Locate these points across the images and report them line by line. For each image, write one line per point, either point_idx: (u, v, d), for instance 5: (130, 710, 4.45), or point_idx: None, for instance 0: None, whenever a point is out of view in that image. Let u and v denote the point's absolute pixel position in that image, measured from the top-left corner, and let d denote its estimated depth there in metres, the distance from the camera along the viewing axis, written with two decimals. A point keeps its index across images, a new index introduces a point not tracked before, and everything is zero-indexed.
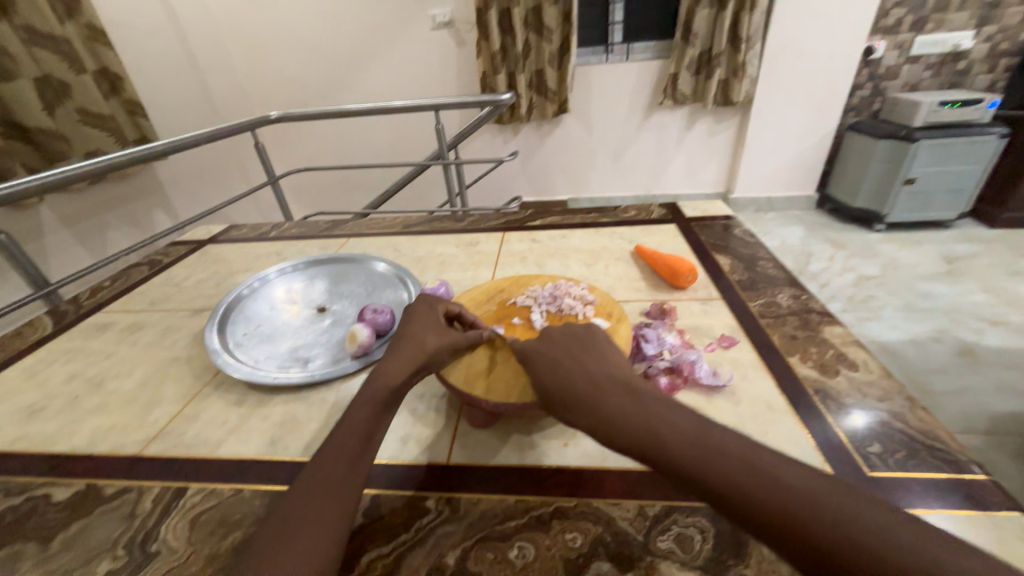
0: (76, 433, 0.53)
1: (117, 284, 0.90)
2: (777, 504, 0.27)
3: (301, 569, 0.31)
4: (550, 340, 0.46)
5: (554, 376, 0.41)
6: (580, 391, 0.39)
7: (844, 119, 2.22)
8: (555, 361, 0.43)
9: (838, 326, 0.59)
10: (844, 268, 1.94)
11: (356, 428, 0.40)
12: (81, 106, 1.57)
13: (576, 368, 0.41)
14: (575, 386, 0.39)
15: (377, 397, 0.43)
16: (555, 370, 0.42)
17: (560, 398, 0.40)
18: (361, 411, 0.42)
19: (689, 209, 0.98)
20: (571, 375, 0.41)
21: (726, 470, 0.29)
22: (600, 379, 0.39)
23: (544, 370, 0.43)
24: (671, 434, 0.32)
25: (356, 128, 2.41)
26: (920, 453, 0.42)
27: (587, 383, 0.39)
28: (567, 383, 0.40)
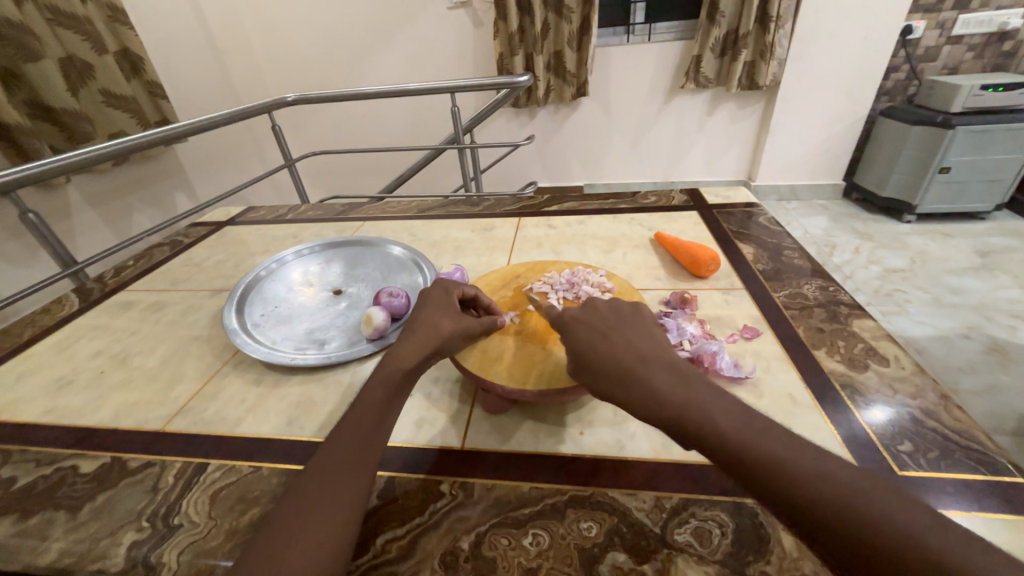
0: (102, 407, 0.55)
1: (140, 264, 0.91)
2: (827, 501, 0.28)
3: (334, 545, 0.32)
4: (590, 311, 0.45)
5: (596, 347, 0.41)
6: (623, 366, 0.38)
7: (876, 104, 2.12)
8: (597, 331, 0.42)
9: (867, 319, 0.56)
10: (870, 260, 1.87)
11: (370, 410, 0.40)
12: (104, 88, 1.59)
13: (621, 341, 0.40)
14: (618, 360, 0.39)
15: (389, 380, 0.43)
16: (596, 342, 0.41)
17: (600, 370, 0.39)
18: (375, 392, 0.42)
19: (711, 195, 0.95)
20: (614, 348, 0.40)
21: (776, 462, 0.30)
22: (645, 355, 0.39)
23: (584, 340, 0.42)
24: (721, 419, 0.33)
25: (372, 110, 2.40)
26: (953, 453, 0.40)
27: (632, 358, 0.39)
28: (609, 356, 0.39)
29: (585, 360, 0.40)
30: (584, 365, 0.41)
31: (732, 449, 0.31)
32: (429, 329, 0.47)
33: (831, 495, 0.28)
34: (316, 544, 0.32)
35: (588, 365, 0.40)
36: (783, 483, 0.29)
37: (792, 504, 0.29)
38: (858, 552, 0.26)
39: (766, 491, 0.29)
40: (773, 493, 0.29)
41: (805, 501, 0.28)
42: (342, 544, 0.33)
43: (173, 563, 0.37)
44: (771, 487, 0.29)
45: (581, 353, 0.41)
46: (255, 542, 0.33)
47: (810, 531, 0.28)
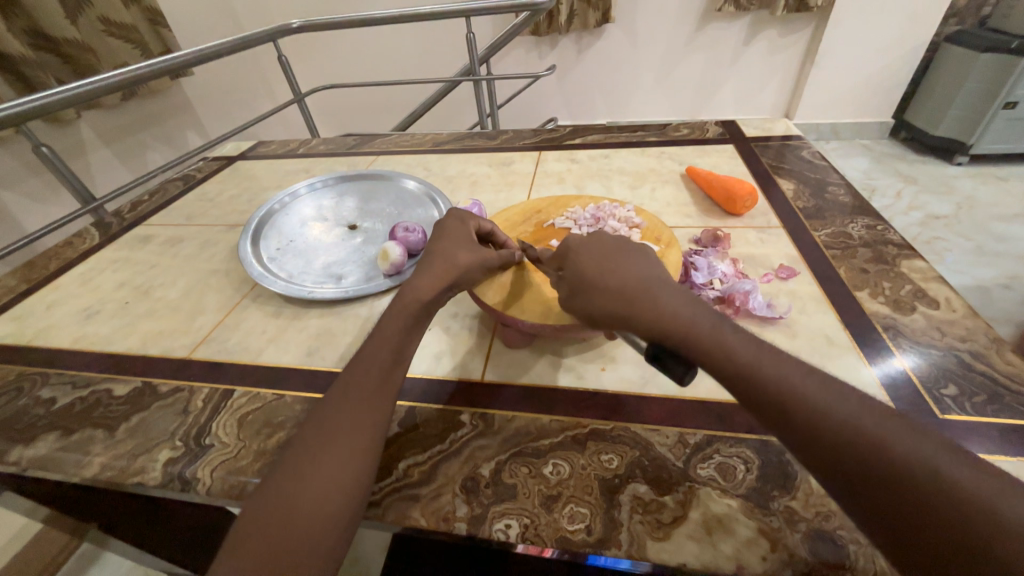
0: (130, 335, 0.56)
1: (155, 198, 0.90)
2: (837, 422, 0.26)
3: (348, 466, 0.33)
4: (594, 239, 0.42)
5: (597, 271, 0.38)
6: (628, 286, 0.36)
7: (942, 28, 1.88)
8: (602, 257, 0.39)
9: (917, 259, 0.52)
10: (911, 206, 1.75)
11: (389, 340, 0.40)
12: (103, 15, 1.50)
13: (625, 266, 0.38)
14: (622, 281, 0.36)
15: (408, 311, 0.41)
16: (599, 266, 0.38)
17: (600, 291, 0.36)
18: (393, 323, 0.41)
19: (749, 128, 0.87)
20: (618, 272, 0.37)
21: (785, 384, 0.28)
22: (650, 279, 0.36)
23: (586, 264, 0.39)
24: (729, 341, 0.31)
25: (381, 40, 2.25)
26: (1002, 398, 0.38)
27: (639, 280, 0.36)
28: (613, 278, 0.37)
29: (585, 282, 0.38)
30: (582, 287, 0.38)
31: (739, 369, 0.29)
32: (447, 261, 0.45)
33: (843, 418, 0.26)
34: (342, 462, 0.33)
35: (587, 286, 0.37)
36: (791, 407, 0.27)
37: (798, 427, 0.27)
38: (862, 472, 0.25)
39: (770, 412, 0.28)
40: (779, 415, 0.28)
41: (814, 422, 0.27)
42: (366, 462, 0.34)
43: (207, 479, 0.39)
44: (777, 409, 0.28)
45: (581, 276, 0.38)
46: (283, 460, 0.33)
47: (811, 454, 0.27)
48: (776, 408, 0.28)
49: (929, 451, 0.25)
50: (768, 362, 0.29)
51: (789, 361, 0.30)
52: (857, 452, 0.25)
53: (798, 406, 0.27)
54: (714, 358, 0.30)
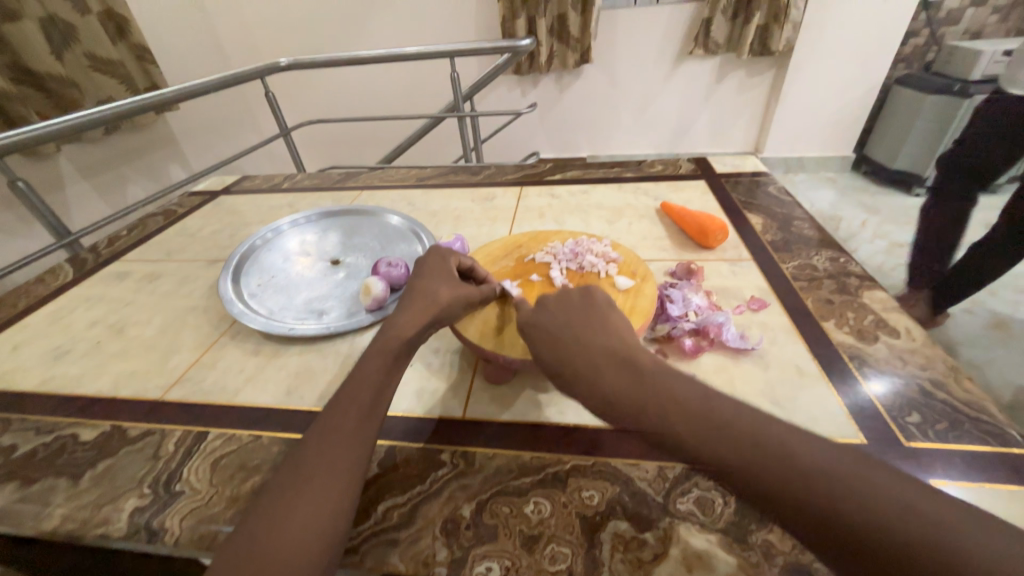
0: (100, 376, 0.54)
1: (134, 233, 0.90)
2: (756, 472, 0.27)
3: (313, 519, 0.31)
4: (543, 308, 0.43)
5: (544, 337, 0.41)
6: (568, 356, 0.38)
7: (892, 71, 2.04)
8: (547, 322, 0.42)
9: (878, 290, 0.55)
10: (876, 235, 1.84)
11: (369, 379, 0.40)
12: (90, 51, 1.53)
13: (567, 328, 0.40)
14: (563, 348, 0.39)
15: (387, 350, 0.42)
16: (547, 330, 0.41)
17: (547, 360, 0.39)
18: (373, 362, 0.41)
19: (719, 164, 0.92)
20: (567, 346, 0.39)
21: (725, 442, 0.29)
22: (589, 341, 0.38)
23: (535, 330, 0.42)
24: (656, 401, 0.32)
25: (369, 77, 2.32)
26: (962, 425, 0.39)
27: (576, 344, 0.39)
28: (556, 343, 0.39)
29: (540, 363, 0.39)
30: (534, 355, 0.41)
31: (665, 428, 0.31)
32: (428, 299, 0.46)
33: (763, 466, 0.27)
34: (319, 506, 0.32)
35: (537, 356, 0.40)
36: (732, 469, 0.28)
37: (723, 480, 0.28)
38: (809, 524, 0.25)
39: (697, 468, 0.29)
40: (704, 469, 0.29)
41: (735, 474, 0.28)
42: (343, 505, 0.33)
43: (176, 529, 0.37)
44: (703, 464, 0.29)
45: (535, 356, 0.40)
46: (258, 504, 0.33)
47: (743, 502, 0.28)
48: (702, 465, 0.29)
49: (860, 490, 0.25)
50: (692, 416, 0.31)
51: (715, 411, 0.31)
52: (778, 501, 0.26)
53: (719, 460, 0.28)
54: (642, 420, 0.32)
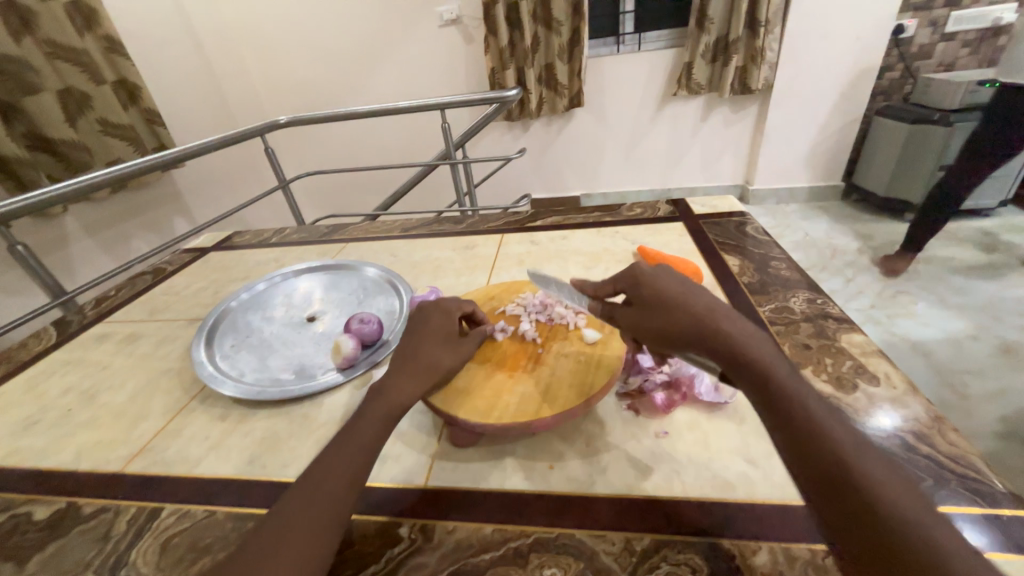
0: (64, 447, 0.53)
1: (122, 293, 0.91)
2: (868, 476, 0.29)
3: None
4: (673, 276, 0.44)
5: (676, 294, 0.40)
6: (698, 317, 0.38)
7: (872, 104, 2.09)
8: (680, 285, 0.41)
9: (857, 333, 0.54)
10: (872, 262, 1.83)
11: (355, 444, 0.39)
12: (102, 117, 1.61)
13: (705, 295, 0.40)
14: (696, 309, 0.38)
15: (381, 414, 0.41)
16: (681, 290, 0.40)
17: (665, 316, 0.39)
18: (366, 425, 0.40)
19: (698, 205, 0.93)
20: (706, 300, 0.39)
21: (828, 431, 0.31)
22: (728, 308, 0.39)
23: (664, 288, 0.41)
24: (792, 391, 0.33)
25: (367, 129, 2.43)
26: (948, 482, 0.37)
27: (712, 310, 0.38)
28: (691, 301, 0.39)
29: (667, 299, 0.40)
30: (649, 306, 0.40)
31: (785, 397, 0.33)
32: (430, 363, 0.45)
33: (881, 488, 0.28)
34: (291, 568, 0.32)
35: (650, 309, 0.40)
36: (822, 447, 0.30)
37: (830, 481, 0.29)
38: (863, 514, 0.28)
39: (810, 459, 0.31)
40: (817, 465, 0.30)
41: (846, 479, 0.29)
42: (307, 573, 0.32)
43: None
44: (818, 457, 0.30)
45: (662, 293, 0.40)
46: (237, 555, 0.32)
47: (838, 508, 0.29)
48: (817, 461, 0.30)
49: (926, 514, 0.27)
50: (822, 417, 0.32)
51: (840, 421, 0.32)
52: (875, 500, 0.28)
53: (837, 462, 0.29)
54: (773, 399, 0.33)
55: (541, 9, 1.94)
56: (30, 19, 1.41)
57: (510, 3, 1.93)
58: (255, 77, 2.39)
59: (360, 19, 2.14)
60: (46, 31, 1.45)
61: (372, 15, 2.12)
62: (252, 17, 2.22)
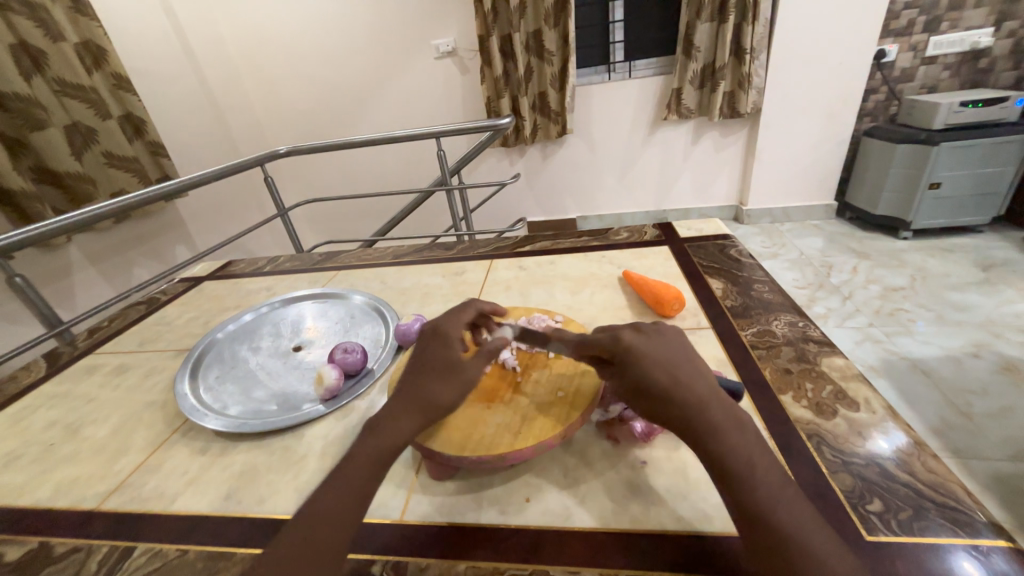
0: (42, 484, 0.53)
1: (115, 324, 0.92)
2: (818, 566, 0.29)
3: None
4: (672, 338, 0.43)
5: (678, 358, 0.41)
6: (695, 389, 0.38)
7: (859, 124, 2.14)
8: (681, 352, 0.42)
9: (838, 357, 0.54)
10: (868, 280, 1.83)
11: (349, 488, 0.38)
12: (107, 150, 1.66)
13: (704, 370, 0.41)
14: (696, 381, 0.39)
15: (373, 455, 0.40)
16: (681, 357, 0.41)
17: (668, 378, 0.39)
18: (356, 468, 0.39)
19: (683, 228, 0.94)
20: (688, 374, 0.39)
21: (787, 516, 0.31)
22: (708, 383, 0.39)
23: (664, 348, 0.41)
24: (773, 486, 0.33)
25: (366, 157, 2.49)
26: (928, 513, 0.36)
27: (706, 386, 0.39)
28: (689, 373, 0.39)
29: (653, 367, 0.40)
30: (654, 359, 0.40)
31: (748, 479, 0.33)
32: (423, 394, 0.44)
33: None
34: None
35: (654, 365, 0.40)
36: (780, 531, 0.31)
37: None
38: None
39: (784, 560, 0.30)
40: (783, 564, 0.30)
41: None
42: None
43: None
44: (783, 556, 0.30)
45: (651, 360, 0.40)
46: None
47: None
48: (792, 566, 0.29)
49: None
50: (793, 511, 0.32)
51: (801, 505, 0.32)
52: None
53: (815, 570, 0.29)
54: (750, 489, 0.33)
55: (533, 40, 2.02)
56: (41, 60, 1.47)
57: (503, 36, 2.01)
58: (257, 109, 2.47)
59: (360, 54, 2.23)
60: (56, 71, 1.51)
61: (371, 49, 2.21)
62: (255, 52, 2.31)
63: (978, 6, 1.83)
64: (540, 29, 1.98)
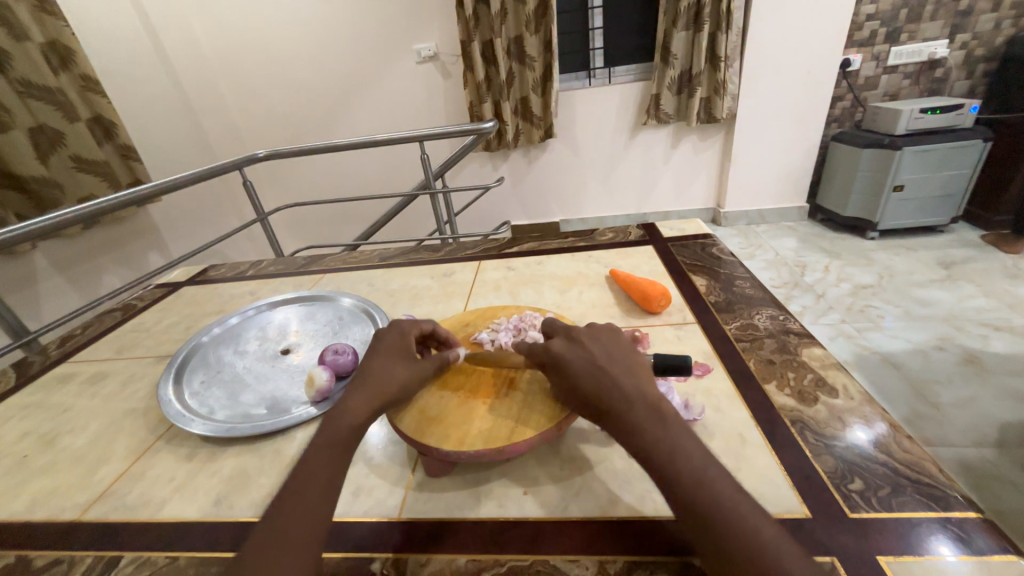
0: (17, 497, 0.51)
1: (88, 332, 0.89)
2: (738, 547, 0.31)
3: None
4: (598, 339, 0.45)
5: (605, 359, 0.42)
6: (614, 390, 0.40)
7: (827, 130, 2.23)
8: (610, 351, 0.43)
9: (817, 347, 0.56)
10: (839, 278, 1.91)
11: (316, 478, 0.39)
12: (75, 153, 1.60)
13: (633, 368, 0.42)
14: (615, 382, 0.40)
15: (336, 442, 0.41)
16: (609, 358, 0.43)
17: (590, 382, 0.41)
18: (321, 457, 0.41)
19: (666, 228, 0.96)
20: (603, 378, 0.41)
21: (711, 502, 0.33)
22: (628, 382, 0.40)
23: (582, 355, 0.43)
24: (696, 476, 0.34)
25: (347, 161, 2.46)
26: (904, 489, 0.39)
27: (628, 384, 0.40)
28: (608, 376, 0.41)
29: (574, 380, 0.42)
30: (574, 370, 0.42)
31: (671, 474, 0.35)
32: (382, 381, 0.46)
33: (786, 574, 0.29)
34: None
35: (579, 372, 0.42)
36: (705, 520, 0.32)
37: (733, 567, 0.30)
38: None
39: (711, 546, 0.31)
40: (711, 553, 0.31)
41: (753, 568, 0.30)
42: None
43: None
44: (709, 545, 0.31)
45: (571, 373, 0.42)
46: None
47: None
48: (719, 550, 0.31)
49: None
50: (717, 495, 0.33)
51: (724, 487, 0.34)
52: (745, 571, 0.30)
53: (738, 554, 0.30)
54: (674, 484, 0.34)
55: (515, 46, 2.04)
56: (4, 60, 1.41)
57: (484, 41, 2.03)
58: (233, 112, 2.41)
59: (340, 57, 2.21)
60: (20, 71, 1.45)
61: (351, 52, 2.19)
62: (231, 54, 2.26)
63: (934, 19, 1.94)
64: (522, 35, 2.01)
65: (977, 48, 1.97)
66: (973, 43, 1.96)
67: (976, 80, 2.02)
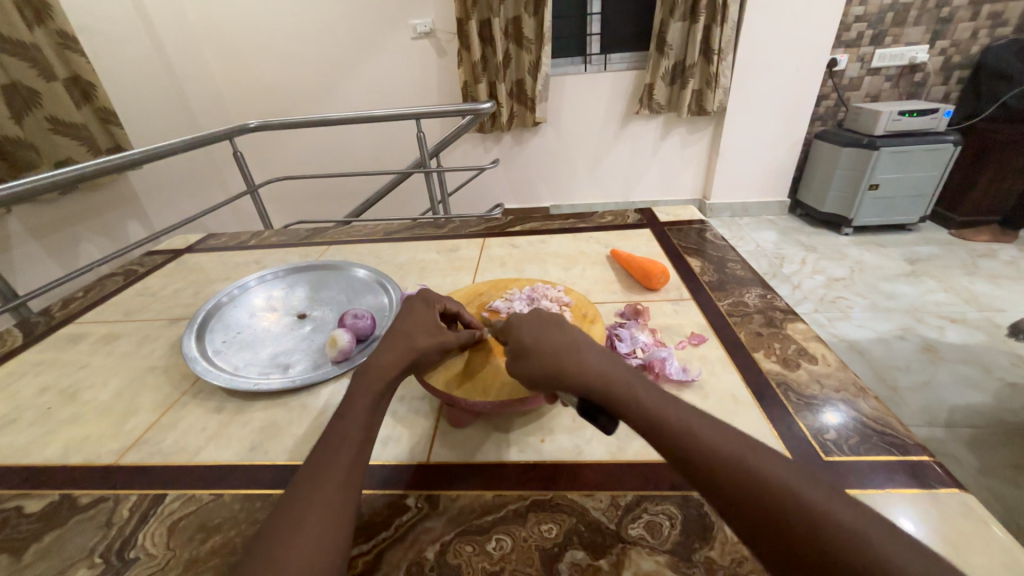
0: (49, 444, 0.53)
1: (90, 295, 0.88)
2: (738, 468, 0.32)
3: (330, 518, 0.36)
4: (537, 313, 0.46)
5: (552, 323, 0.44)
6: (568, 350, 0.41)
7: (811, 127, 2.32)
8: (554, 317, 0.45)
9: (800, 322, 0.63)
10: (815, 271, 2.01)
11: (358, 417, 0.42)
12: (51, 114, 1.54)
13: (582, 332, 0.44)
14: (570, 341, 0.42)
15: (372, 388, 0.45)
16: (557, 324, 0.44)
17: (543, 344, 0.42)
18: (359, 402, 0.44)
19: (663, 214, 1.01)
20: (557, 340, 0.42)
21: (697, 435, 0.33)
22: (578, 342, 0.42)
23: (529, 325, 0.44)
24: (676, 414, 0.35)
25: (338, 136, 2.42)
26: (871, 438, 0.45)
27: (582, 345, 0.41)
28: (560, 341, 0.42)
29: (527, 347, 0.42)
30: (529, 338, 0.43)
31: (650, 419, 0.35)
32: (407, 342, 0.49)
33: (779, 482, 0.31)
34: (335, 506, 0.36)
35: (532, 335, 0.43)
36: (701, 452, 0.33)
37: (733, 499, 0.31)
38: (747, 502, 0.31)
39: (705, 483, 0.32)
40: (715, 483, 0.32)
41: (751, 487, 0.31)
42: (349, 506, 0.37)
43: None
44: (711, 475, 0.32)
45: (524, 342, 0.42)
46: (281, 509, 0.36)
47: (748, 523, 0.31)
48: (718, 476, 0.32)
49: (794, 487, 0.30)
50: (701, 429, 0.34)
51: (708, 421, 0.35)
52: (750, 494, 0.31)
53: (740, 476, 0.31)
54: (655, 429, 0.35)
55: (512, 27, 2.03)
56: None
57: (482, 20, 2.00)
58: (219, 79, 2.33)
59: (333, 27, 2.15)
60: None
61: (345, 22, 2.14)
62: (216, 19, 2.17)
63: (916, 24, 2.02)
64: (520, 16, 2.00)
65: (954, 55, 2.06)
66: (951, 50, 2.05)
67: (951, 86, 2.13)
